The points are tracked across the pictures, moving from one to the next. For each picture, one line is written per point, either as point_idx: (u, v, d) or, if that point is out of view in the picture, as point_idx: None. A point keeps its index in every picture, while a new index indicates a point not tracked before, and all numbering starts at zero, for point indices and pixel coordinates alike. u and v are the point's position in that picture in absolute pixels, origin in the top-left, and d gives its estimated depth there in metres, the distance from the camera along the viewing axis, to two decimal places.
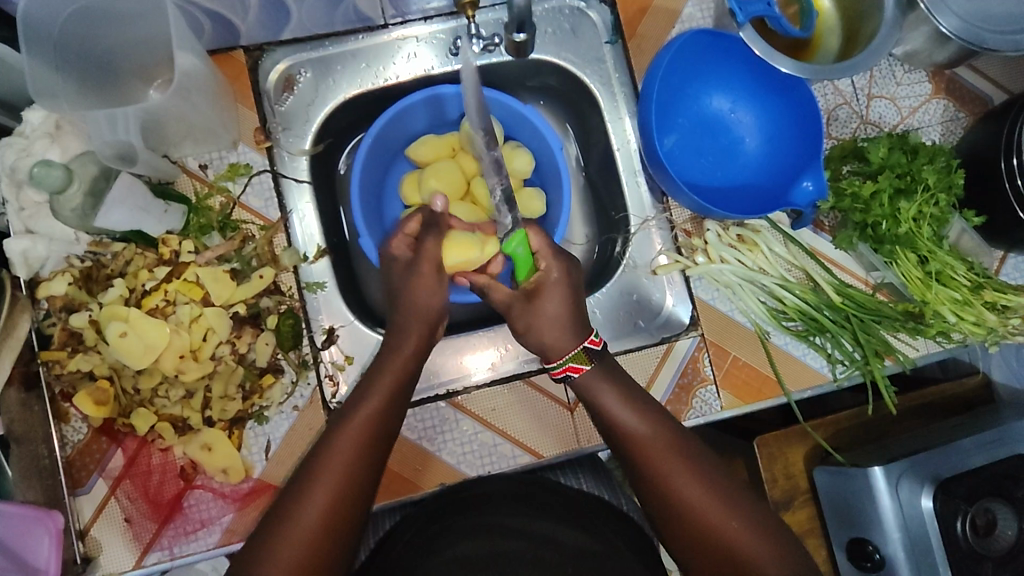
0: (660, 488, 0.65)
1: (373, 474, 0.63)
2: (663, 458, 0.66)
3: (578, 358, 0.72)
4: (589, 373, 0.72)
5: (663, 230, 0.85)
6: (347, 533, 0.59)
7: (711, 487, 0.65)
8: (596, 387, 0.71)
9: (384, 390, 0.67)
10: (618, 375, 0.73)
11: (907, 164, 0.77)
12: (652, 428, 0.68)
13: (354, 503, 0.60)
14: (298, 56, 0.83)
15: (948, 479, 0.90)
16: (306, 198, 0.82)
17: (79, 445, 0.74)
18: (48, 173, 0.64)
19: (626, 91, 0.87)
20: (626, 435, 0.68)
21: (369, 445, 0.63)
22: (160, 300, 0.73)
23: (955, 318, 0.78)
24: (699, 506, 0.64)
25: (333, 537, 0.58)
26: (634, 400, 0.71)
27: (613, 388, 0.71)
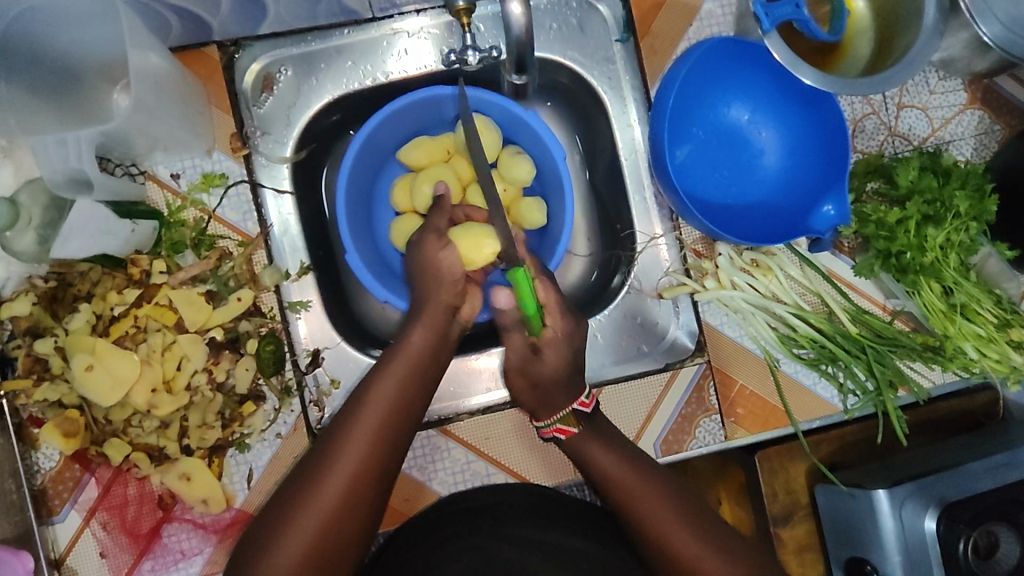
0: (658, 545, 0.62)
1: (359, 520, 0.60)
2: (658, 512, 0.63)
3: (566, 421, 0.69)
4: (579, 434, 0.69)
5: (672, 248, 0.80)
6: (351, 537, 0.60)
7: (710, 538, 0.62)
8: (586, 446, 0.69)
9: (402, 375, 0.66)
10: (608, 434, 0.70)
11: (937, 190, 0.71)
12: (646, 481, 0.65)
13: (369, 491, 0.61)
14: (278, 53, 0.75)
15: (954, 503, 0.85)
16: (288, 208, 0.75)
17: (51, 473, 0.70)
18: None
19: (638, 96, 0.79)
20: (615, 490, 0.65)
21: (383, 438, 0.63)
22: (130, 327, 0.70)
23: (977, 354, 0.73)
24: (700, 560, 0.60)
25: (347, 523, 0.60)
26: (621, 450, 0.68)
27: (603, 445, 0.69)
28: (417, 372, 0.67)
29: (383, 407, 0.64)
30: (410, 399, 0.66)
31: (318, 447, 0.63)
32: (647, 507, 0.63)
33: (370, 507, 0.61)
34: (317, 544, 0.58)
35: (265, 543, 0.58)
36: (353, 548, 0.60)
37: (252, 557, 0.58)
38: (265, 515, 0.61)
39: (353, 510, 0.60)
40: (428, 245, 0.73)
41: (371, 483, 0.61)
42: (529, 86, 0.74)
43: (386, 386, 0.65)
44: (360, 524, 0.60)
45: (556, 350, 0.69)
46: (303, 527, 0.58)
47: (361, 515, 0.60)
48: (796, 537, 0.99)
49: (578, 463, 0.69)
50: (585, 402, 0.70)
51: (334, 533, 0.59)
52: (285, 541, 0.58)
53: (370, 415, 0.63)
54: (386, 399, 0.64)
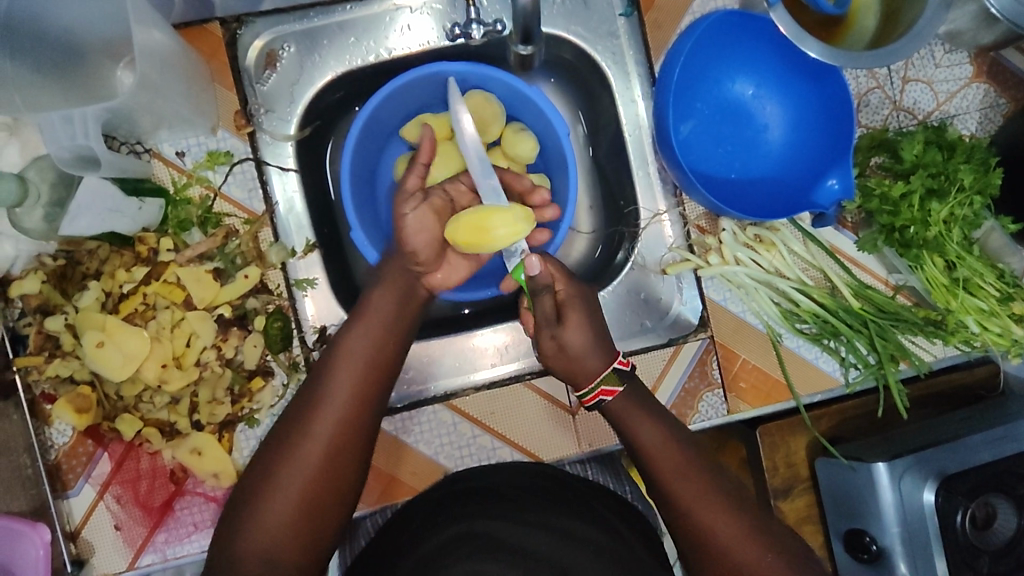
0: (695, 523, 0.64)
1: (343, 476, 0.63)
2: (696, 490, 0.65)
3: (611, 381, 0.71)
4: (622, 398, 0.71)
5: (675, 224, 0.80)
6: (337, 488, 0.62)
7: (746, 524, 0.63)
8: (631, 414, 0.71)
9: (371, 333, 0.68)
10: (652, 406, 0.72)
11: (941, 163, 0.71)
12: (684, 458, 0.67)
13: (350, 444, 0.63)
14: (280, 29, 0.75)
15: (952, 476, 0.87)
16: (293, 187, 0.76)
17: (64, 448, 0.71)
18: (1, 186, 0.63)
19: (642, 71, 0.79)
20: (653, 459, 0.68)
21: (361, 393, 0.65)
22: (139, 304, 0.70)
23: (979, 328, 0.74)
24: (731, 545, 0.62)
25: (332, 476, 0.62)
26: (665, 423, 0.70)
27: (648, 416, 0.70)
28: (384, 336, 0.68)
29: (353, 372, 0.65)
30: (379, 362, 0.67)
31: (293, 411, 0.65)
32: (687, 487, 0.65)
33: (350, 469, 0.63)
34: (302, 507, 0.60)
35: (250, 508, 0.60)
36: (337, 509, 0.62)
37: (241, 516, 0.60)
38: (248, 481, 0.63)
39: (334, 473, 0.62)
40: (422, 216, 0.73)
41: (349, 445, 0.63)
42: (533, 61, 0.79)
43: (357, 345, 0.67)
44: (342, 485, 0.63)
45: (579, 323, 0.71)
46: (286, 491, 0.60)
47: (342, 477, 0.63)
48: (796, 510, 1.00)
49: (618, 427, 0.71)
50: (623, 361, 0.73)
51: (317, 496, 0.61)
52: (269, 505, 0.60)
53: (341, 380, 0.65)
54: (354, 363, 0.66)
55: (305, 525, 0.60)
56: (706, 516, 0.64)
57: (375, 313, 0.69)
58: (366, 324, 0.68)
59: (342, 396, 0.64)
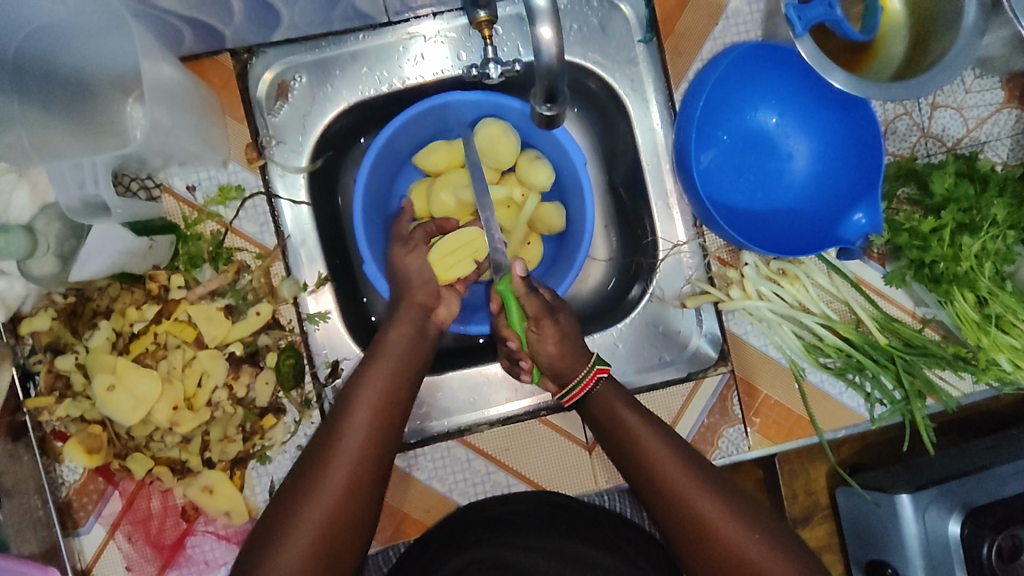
0: (673, 498, 0.66)
1: (360, 513, 0.63)
2: (675, 470, 0.67)
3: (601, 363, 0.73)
4: (602, 390, 0.72)
5: (695, 256, 0.78)
6: (352, 528, 0.62)
7: (724, 499, 0.65)
8: (610, 400, 0.71)
9: (386, 370, 0.68)
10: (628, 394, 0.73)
11: (973, 198, 0.69)
12: (656, 436, 0.69)
13: (369, 482, 0.64)
14: (292, 59, 0.74)
15: (978, 508, 0.84)
16: (306, 221, 0.75)
17: (75, 485, 0.70)
18: (9, 240, 0.62)
19: (661, 99, 0.77)
20: (630, 440, 0.69)
21: (379, 432, 0.66)
22: (150, 343, 0.69)
23: (1012, 366, 0.72)
24: (714, 522, 0.64)
25: (349, 515, 0.62)
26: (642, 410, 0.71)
27: (624, 402, 0.71)
28: (403, 371, 0.69)
29: (371, 408, 0.66)
30: (394, 400, 0.67)
31: (313, 449, 0.65)
32: (672, 469, 0.67)
33: (365, 509, 0.63)
34: (319, 545, 0.60)
35: (267, 548, 0.61)
36: (352, 548, 0.63)
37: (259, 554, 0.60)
38: (266, 520, 0.63)
39: (348, 511, 0.62)
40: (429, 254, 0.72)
41: (364, 486, 0.63)
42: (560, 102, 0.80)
43: (376, 382, 0.67)
44: (356, 526, 0.63)
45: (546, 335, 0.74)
46: (303, 529, 0.60)
47: (357, 516, 0.63)
48: (816, 538, 1.00)
49: (596, 414, 0.72)
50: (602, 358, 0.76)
51: (332, 538, 0.61)
52: (285, 544, 0.60)
53: (359, 416, 0.65)
54: (372, 403, 0.66)
55: (322, 563, 0.60)
56: (686, 494, 0.65)
57: (391, 351, 0.69)
58: (384, 361, 0.69)
59: (360, 433, 0.65)
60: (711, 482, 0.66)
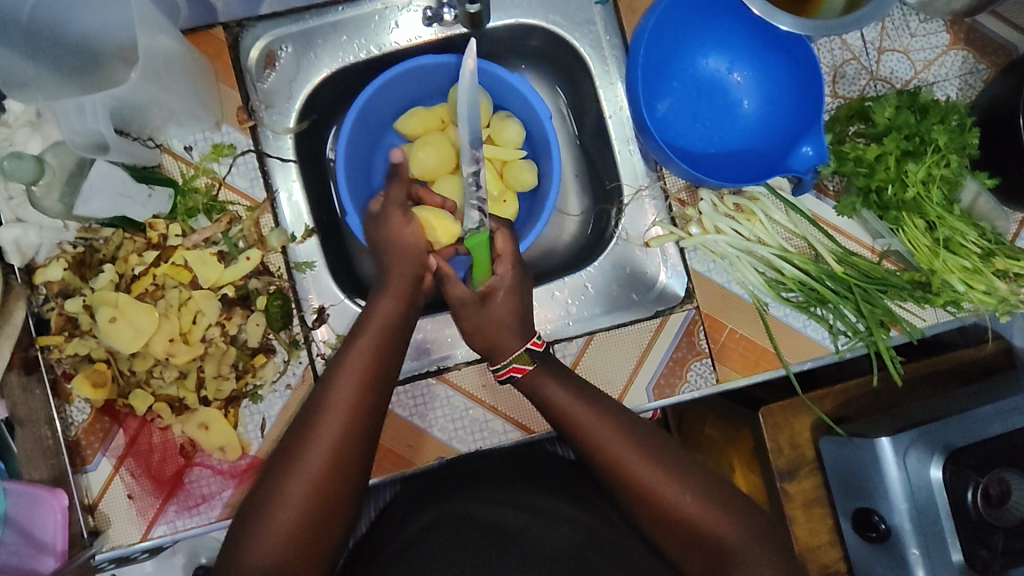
0: (614, 467, 0.68)
1: (351, 469, 0.65)
2: (618, 442, 0.68)
3: (521, 359, 0.73)
4: (533, 370, 0.74)
5: (657, 199, 0.83)
6: (345, 484, 0.64)
7: (662, 464, 0.67)
8: (541, 380, 0.74)
9: (373, 337, 0.72)
10: (562, 371, 0.75)
11: (914, 125, 0.73)
12: (596, 411, 0.71)
13: (359, 440, 0.66)
14: (278, 31, 0.81)
15: (959, 449, 0.85)
16: (292, 176, 0.81)
17: (83, 425, 0.76)
18: (20, 166, 0.65)
19: (618, 54, 0.83)
20: (568, 417, 0.71)
21: (367, 393, 0.68)
22: (150, 284, 0.76)
23: (965, 287, 0.75)
24: (656, 488, 0.66)
25: (340, 472, 0.64)
26: (576, 386, 0.73)
27: (555, 379, 0.74)
28: (383, 344, 0.72)
29: (355, 381, 0.68)
30: (381, 364, 0.71)
31: (297, 425, 0.67)
32: (610, 441, 0.69)
33: (355, 465, 0.65)
34: (308, 514, 0.62)
35: (253, 520, 0.61)
36: (339, 518, 0.64)
37: (251, 516, 0.62)
38: (253, 495, 0.64)
39: (334, 481, 0.63)
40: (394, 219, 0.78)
41: (350, 456, 0.65)
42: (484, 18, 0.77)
43: (363, 348, 0.70)
44: (342, 496, 0.64)
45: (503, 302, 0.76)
46: (292, 500, 0.62)
47: (343, 486, 0.64)
48: (804, 491, 0.99)
49: (530, 395, 0.74)
50: (537, 343, 0.75)
51: (324, 494, 0.63)
52: (273, 515, 0.61)
53: (344, 389, 0.67)
54: (355, 378, 0.68)
55: (314, 519, 0.62)
56: (626, 465, 0.67)
57: (372, 329, 0.72)
58: (366, 336, 0.71)
59: (344, 406, 0.67)
60: (650, 448, 0.68)
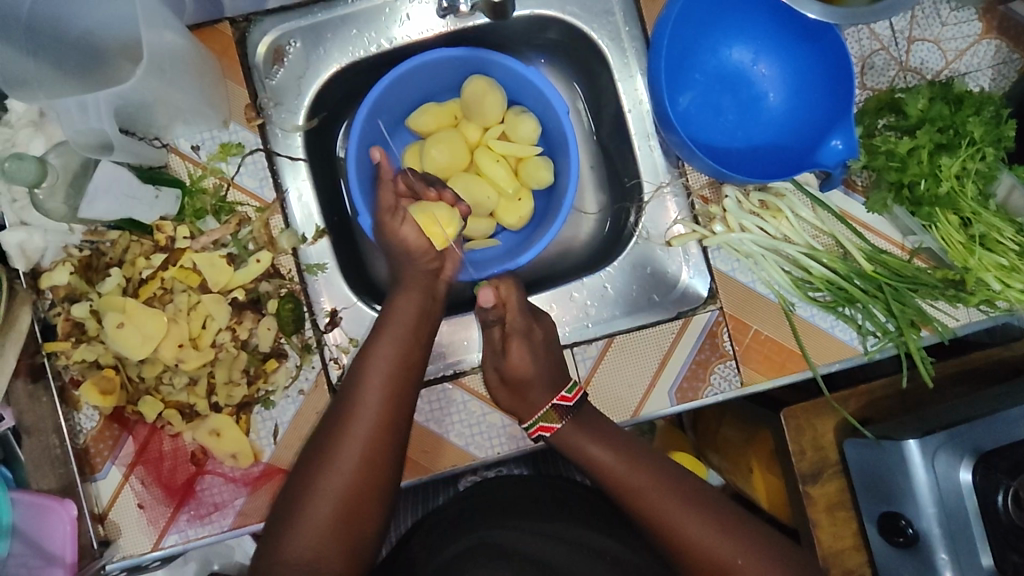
0: (662, 527, 0.66)
1: (387, 460, 0.65)
2: (663, 498, 0.68)
3: (548, 419, 0.73)
4: (564, 430, 0.73)
5: (679, 197, 0.80)
6: (383, 476, 0.65)
7: (710, 519, 0.67)
8: (578, 440, 0.72)
9: (399, 330, 0.72)
10: (596, 425, 0.74)
11: (949, 116, 0.70)
12: (637, 468, 0.70)
13: (393, 431, 0.66)
14: (287, 26, 0.79)
15: (989, 452, 0.82)
16: (300, 176, 0.79)
17: (92, 432, 0.74)
18: (21, 167, 0.63)
19: (637, 46, 0.80)
20: (610, 474, 0.71)
21: (399, 386, 0.69)
22: (157, 288, 0.74)
23: (1000, 285, 0.72)
24: (710, 546, 0.65)
25: (377, 463, 0.64)
26: (612, 440, 0.73)
27: (594, 438, 0.73)
28: (410, 338, 0.72)
29: (384, 375, 0.68)
30: (409, 357, 0.71)
31: (328, 421, 0.67)
32: (655, 492, 0.68)
33: (390, 456, 0.66)
34: (343, 505, 0.62)
35: (290, 514, 0.62)
36: (374, 511, 0.64)
37: (292, 511, 0.62)
38: (289, 490, 0.65)
39: (368, 474, 0.64)
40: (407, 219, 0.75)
41: (384, 448, 0.65)
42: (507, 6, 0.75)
43: (390, 341, 0.70)
44: (378, 489, 0.64)
45: (521, 351, 0.74)
46: (327, 493, 0.62)
47: (377, 479, 0.64)
48: (827, 495, 0.96)
49: (568, 453, 0.73)
50: (565, 396, 0.74)
51: (363, 486, 0.63)
52: (309, 506, 0.61)
53: (374, 382, 0.68)
54: (385, 372, 0.68)
55: (353, 510, 0.62)
56: (673, 520, 0.67)
57: (398, 321, 0.72)
58: (394, 328, 0.71)
59: (376, 399, 0.67)
60: (693, 500, 0.68)
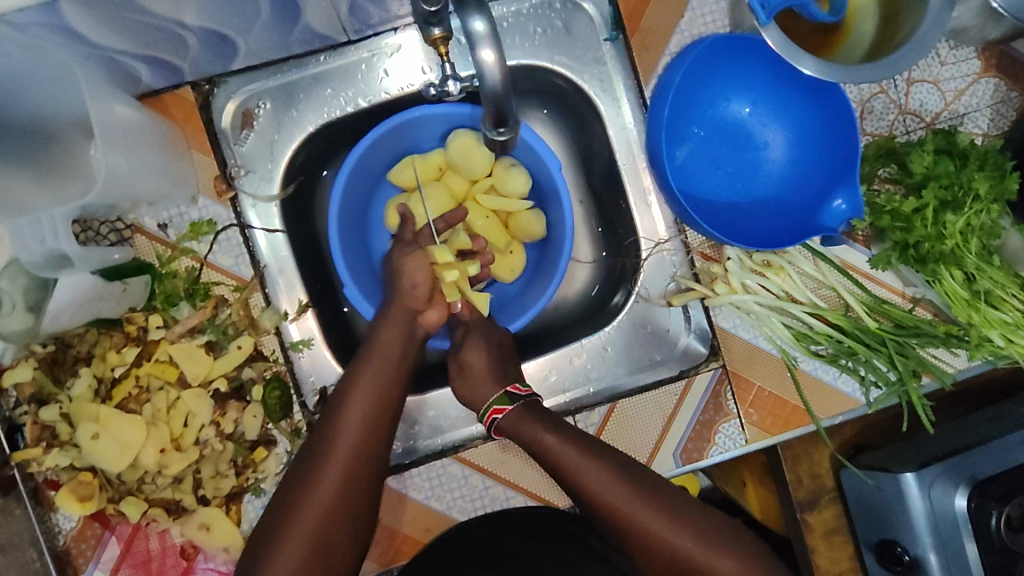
0: (620, 520, 0.65)
1: (363, 496, 0.64)
2: (619, 493, 0.66)
3: (499, 400, 0.72)
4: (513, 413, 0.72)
5: (678, 254, 0.78)
6: (356, 512, 0.64)
7: (668, 508, 0.66)
8: (532, 428, 0.69)
9: (378, 360, 0.68)
10: (549, 415, 0.71)
11: (954, 173, 0.68)
12: (595, 459, 0.67)
13: (369, 468, 0.64)
14: (254, 86, 0.72)
15: (985, 480, 0.81)
16: (283, 249, 0.74)
17: (73, 532, 0.69)
18: None
19: (632, 97, 0.76)
20: (565, 466, 0.67)
21: (378, 419, 0.66)
22: (133, 387, 0.69)
23: (1005, 342, 0.71)
24: (662, 535, 0.64)
25: (350, 500, 0.63)
26: (571, 430, 0.69)
27: (549, 427, 0.69)
28: (386, 379, 0.68)
29: (363, 408, 0.66)
30: (390, 390, 0.68)
31: (304, 451, 0.65)
32: (622, 501, 0.65)
33: (366, 491, 0.64)
34: (303, 565, 0.60)
35: (258, 556, 0.61)
36: (348, 541, 0.63)
37: (263, 548, 0.61)
38: (253, 543, 0.63)
39: (342, 509, 0.63)
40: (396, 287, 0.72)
41: (359, 487, 0.64)
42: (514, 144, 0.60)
43: (367, 369, 0.67)
44: (351, 522, 0.63)
45: (478, 353, 0.75)
46: (288, 551, 0.60)
47: (354, 512, 0.63)
48: (824, 521, 0.96)
49: (522, 440, 0.70)
50: (519, 387, 0.74)
51: (335, 522, 0.62)
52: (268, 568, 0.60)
53: (351, 418, 0.65)
54: (355, 429, 0.65)
55: (323, 545, 0.61)
56: (635, 517, 0.65)
57: (380, 351, 0.69)
58: (368, 369, 0.68)
59: (351, 436, 0.64)
60: (661, 504, 0.66)
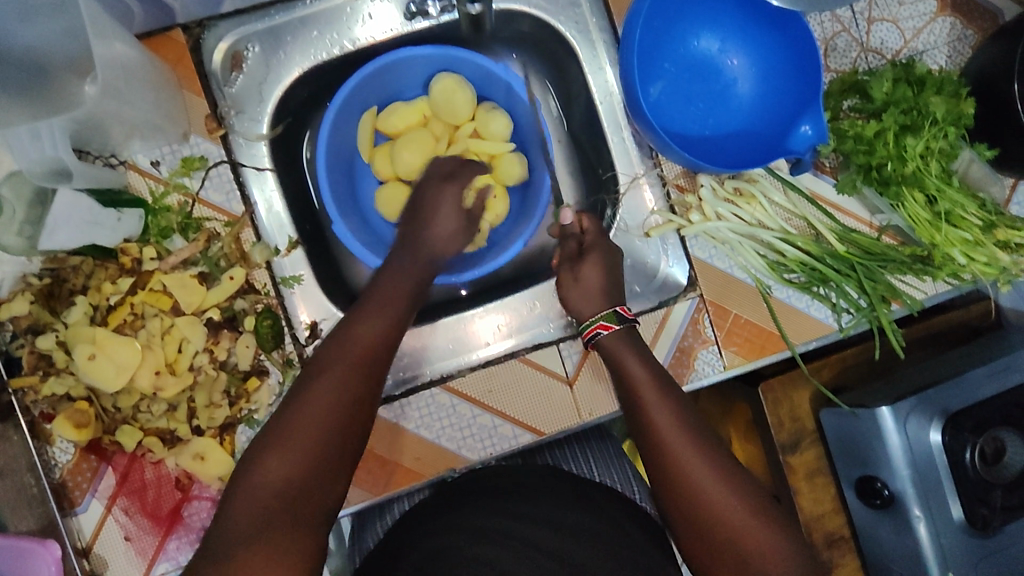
0: (664, 458, 0.63)
1: (372, 407, 0.60)
2: (674, 434, 0.64)
3: (607, 316, 0.72)
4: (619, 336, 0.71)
5: (654, 186, 0.81)
6: (363, 421, 0.59)
7: (718, 466, 0.62)
8: (621, 352, 0.70)
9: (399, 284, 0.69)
10: (640, 347, 0.71)
11: (913, 98, 0.72)
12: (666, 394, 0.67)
13: (379, 377, 0.62)
14: (243, 30, 0.75)
15: (956, 413, 0.82)
16: (270, 186, 0.77)
17: (68, 465, 0.71)
18: None
19: (606, 37, 0.79)
20: (635, 388, 0.68)
21: (393, 335, 0.65)
22: (127, 314, 0.71)
23: (966, 259, 0.75)
24: (700, 489, 0.62)
25: (363, 406, 0.59)
26: (655, 364, 0.70)
27: (635, 357, 0.70)
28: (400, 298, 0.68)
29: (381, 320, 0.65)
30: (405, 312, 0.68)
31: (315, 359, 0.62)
32: (678, 445, 0.63)
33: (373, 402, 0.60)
34: (307, 460, 0.54)
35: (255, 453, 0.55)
36: (350, 451, 0.58)
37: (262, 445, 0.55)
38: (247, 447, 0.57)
39: (353, 412, 0.58)
40: None
41: (368, 393, 0.60)
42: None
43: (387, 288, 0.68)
44: (357, 430, 0.58)
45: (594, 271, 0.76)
46: (292, 445, 0.55)
47: (361, 419, 0.59)
48: (806, 463, 0.96)
49: (608, 361, 0.71)
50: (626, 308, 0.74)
51: (347, 423, 0.57)
52: (265, 463, 0.54)
53: (370, 326, 0.64)
54: (372, 334, 0.63)
55: (330, 443, 0.56)
56: (682, 461, 0.62)
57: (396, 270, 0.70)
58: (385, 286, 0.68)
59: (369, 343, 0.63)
60: (717, 462, 0.63)
